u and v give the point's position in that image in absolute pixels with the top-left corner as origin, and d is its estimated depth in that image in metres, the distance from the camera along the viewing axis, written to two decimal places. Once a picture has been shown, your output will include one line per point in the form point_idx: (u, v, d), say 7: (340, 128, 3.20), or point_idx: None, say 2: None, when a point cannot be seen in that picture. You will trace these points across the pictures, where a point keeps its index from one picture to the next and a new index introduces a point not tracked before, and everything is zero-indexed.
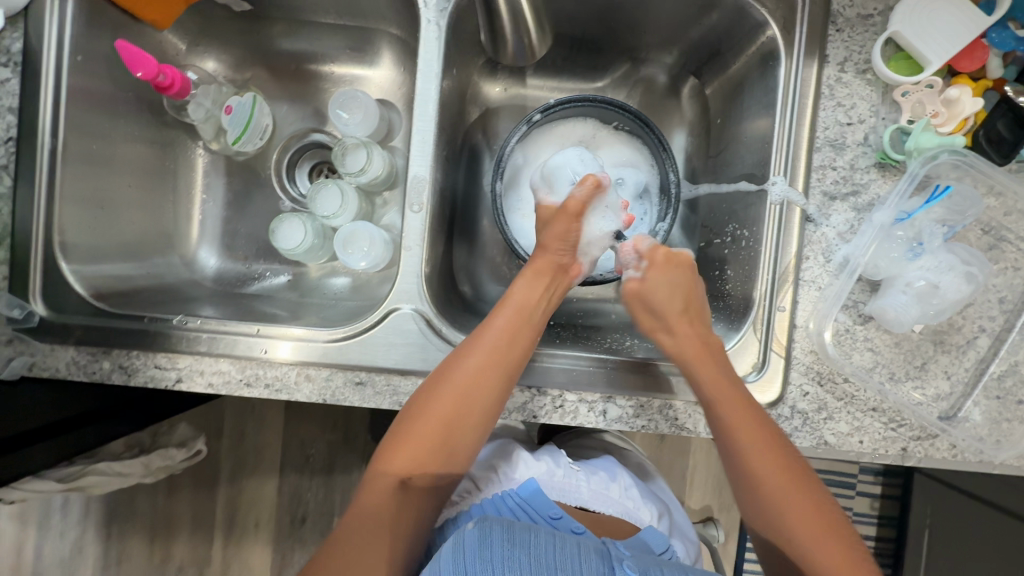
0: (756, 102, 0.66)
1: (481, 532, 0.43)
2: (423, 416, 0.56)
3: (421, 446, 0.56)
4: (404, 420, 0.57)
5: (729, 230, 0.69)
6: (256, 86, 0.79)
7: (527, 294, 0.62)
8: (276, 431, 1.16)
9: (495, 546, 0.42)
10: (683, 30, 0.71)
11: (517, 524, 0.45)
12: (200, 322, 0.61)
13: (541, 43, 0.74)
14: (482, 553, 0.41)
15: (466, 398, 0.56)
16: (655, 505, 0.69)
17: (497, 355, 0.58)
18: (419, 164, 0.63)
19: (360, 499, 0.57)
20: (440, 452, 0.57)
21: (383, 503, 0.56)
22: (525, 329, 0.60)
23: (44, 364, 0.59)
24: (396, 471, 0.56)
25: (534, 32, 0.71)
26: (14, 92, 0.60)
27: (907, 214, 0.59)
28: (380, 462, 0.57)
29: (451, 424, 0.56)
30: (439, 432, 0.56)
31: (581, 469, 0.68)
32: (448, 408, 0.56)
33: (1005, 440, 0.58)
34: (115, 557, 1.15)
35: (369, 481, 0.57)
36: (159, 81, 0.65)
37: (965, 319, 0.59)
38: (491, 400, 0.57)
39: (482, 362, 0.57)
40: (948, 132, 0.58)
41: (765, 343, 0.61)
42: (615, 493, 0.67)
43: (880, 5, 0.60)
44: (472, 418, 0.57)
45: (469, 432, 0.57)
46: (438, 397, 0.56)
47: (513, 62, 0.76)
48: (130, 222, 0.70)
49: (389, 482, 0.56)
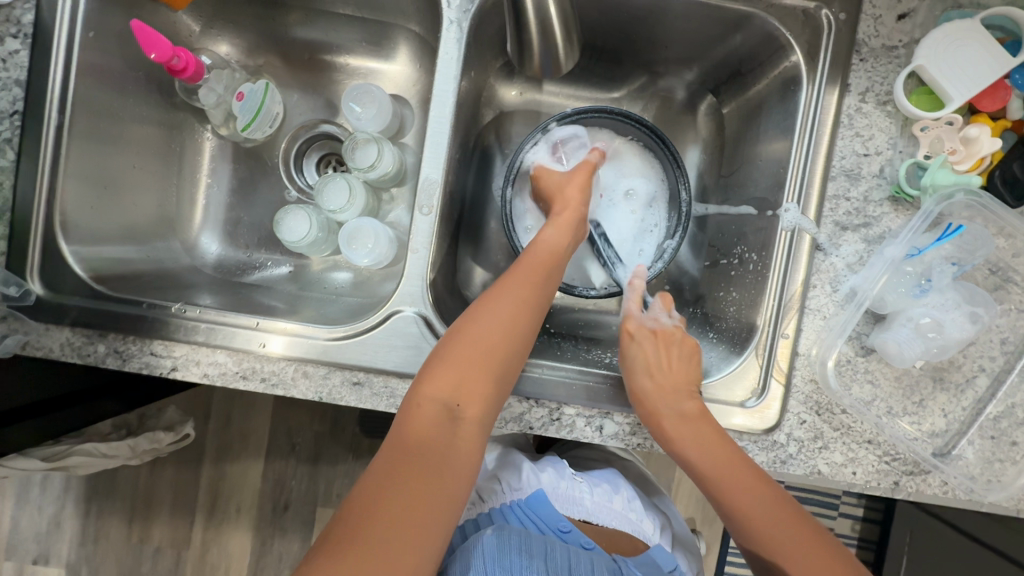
0: (774, 126, 0.66)
1: (499, 539, 0.51)
2: (467, 338, 0.56)
3: (464, 372, 0.54)
4: (445, 348, 0.55)
5: (736, 251, 0.69)
6: (269, 73, 0.78)
7: (556, 236, 0.64)
8: (266, 418, 1.15)
9: (512, 552, 0.48)
10: (705, 47, 0.70)
11: (534, 537, 0.51)
12: (199, 312, 0.60)
13: (567, 57, 0.73)
14: (502, 560, 0.48)
15: (509, 322, 0.58)
16: (658, 518, 0.70)
17: (531, 292, 0.60)
18: (430, 166, 0.62)
19: (404, 432, 0.51)
20: (486, 378, 0.54)
21: (432, 429, 0.52)
22: (553, 270, 0.62)
23: (38, 342, 0.58)
24: (444, 396, 0.53)
25: (562, 43, 0.70)
26: (23, 65, 0.59)
27: (918, 250, 0.58)
28: (421, 395, 0.53)
29: (497, 352, 0.56)
30: (488, 351, 0.55)
31: (585, 480, 0.69)
32: (489, 334, 0.56)
33: (996, 481, 0.59)
34: (96, 532, 1.15)
35: (409, 413, 0.52)
36: (173, 63, 0.63)
37: (966, 358, 0.59)
38: (528, 334, 0.58)
39: (520, 298, 0.59)
40: (964, 171, 0.58)
41: (766, 369, 0.61)
42: (618, 505, 0.67)
43: (905, 37, 0.59)
44: (513, 349, 0.57)
45: (510, 367, 0.56)
46: (481, 327, 0.56)
47: (539, 71, 0.75)
48: (132, 204, 0.69)
49: (438, 409, 0.53)
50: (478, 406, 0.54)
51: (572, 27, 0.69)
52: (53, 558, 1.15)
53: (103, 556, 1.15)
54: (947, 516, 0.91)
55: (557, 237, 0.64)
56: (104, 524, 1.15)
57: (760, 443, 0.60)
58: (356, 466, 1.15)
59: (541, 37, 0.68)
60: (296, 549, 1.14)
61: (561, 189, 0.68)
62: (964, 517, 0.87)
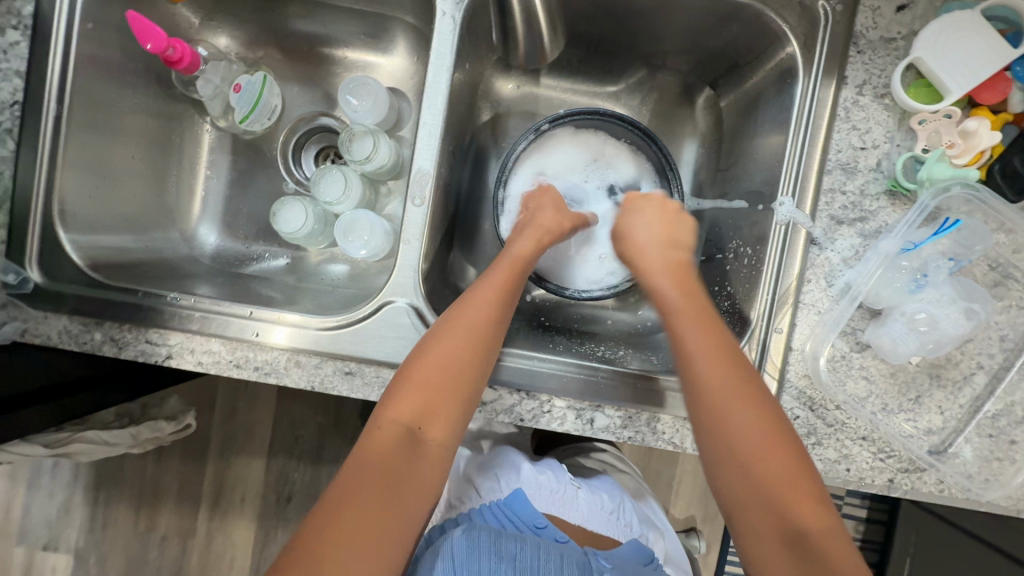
0: (771, 119, 0.65)
1: (469, 540, 0.50)
2: (427, 357, 0.54)
3: (426, 396, 0.53)
4: (405, 370, 0.54)
5: (732, 246, 0.69)
6: (267, 65, 0.79)
7: (523, 248, 0.62)
8: (266, 409, 1.16)
9: (483, 557, 0.47)
10: (702, 40, 0.69)
11: (504, 536, 0.50)
12: (194, 300, 0.61)
13: (553, 46, 0.74)
14: (470, 564, 0.47)
15: (472, 338, 0.55)
16: (650, 530, 0.70)
17: (496, 306, 0.58)
18: (424, 157, 0.62)
19: (362, 454, 0.51)
20: (448, 397, 0.54)
21: (392, 452, 0.51)
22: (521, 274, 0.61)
23: (37, 330, 0.59)
24: (402, 419, 0.52)
25: (546, 33, 0.72)
26: (23, 56, 0.60)
27: (914, 244, 0.57)
28: (383, 419, 0.53)
29: (460, 371, 0.54)
30: (449, 373, 0.54)
31: (583, 487, 0.69)
32: (450, 353, 0.54)
33: (994, 479, 0.58)
34: (102, 520, 1.17)
35: (371, 437, 0.52)
36: (169, 54, 0.64)
37: (964, 355, 0.58)
38: (492, 345, 0.56)
39: (488, 309, 0.57)
40: (963, 164, 0.57)
41: (759, 364, 0.61)
42: (612, 514, 0.67)
43: (904, 29, 0.59)
44: (478, 364, 0.55)
45: (474, 384, 0.55)
46: (447, 341, 0.55)
47: (524, 65, 0.77)
48: (131, 193, 0.70)
49: (396, 431, 0.52)
50: (439, 428, 0.53)
51: (558, 17, 0.70)
52: (60, 545, 1.17)
53: (110, 544, 1.17)
54: (948, 513, 0.90)
55: (529, 246, 0.62)
56: (111, 513, 1.17)
57: None
58: None
59: (525, 24, 0.70)
60: None
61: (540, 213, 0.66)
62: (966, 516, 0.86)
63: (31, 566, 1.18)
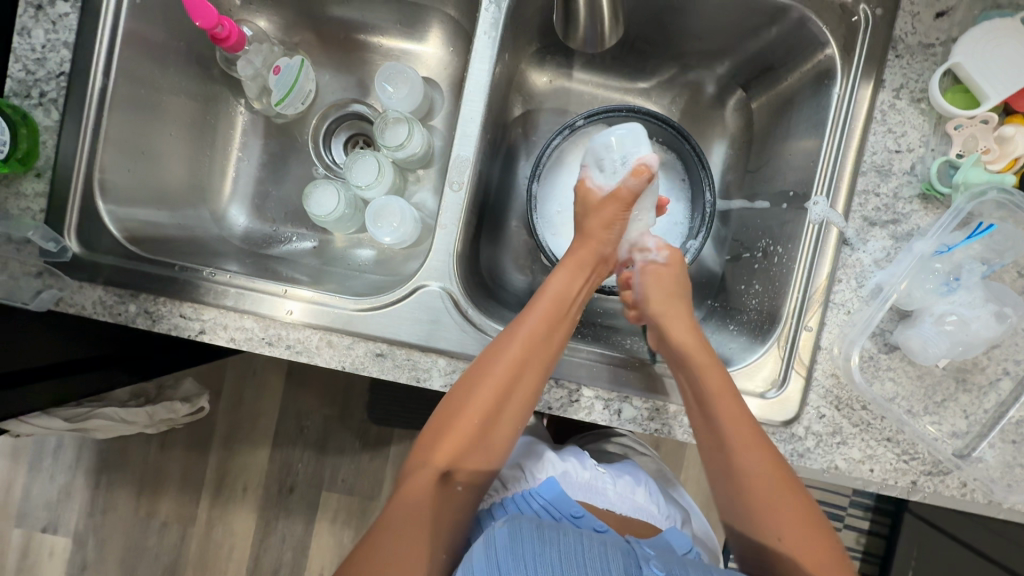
0: (804, 121, 0.66)
1: (511, 530, 0.48)
2: (468, 400, 0.56)
3: (464, 439, 0.56)
4: (444, 409, 0.57)
5: (761, 245, 0.69)
6: (304, 50, 0.80)
7: (566, 284, 0.62)
8: (277, 397, 1.16)
9: (527, 541, 0.46)
10: (738, 41, 0.70)
11: (546, 523, 0.48)
12: (229, 277, 0.61)
13: (612, 33, 0.69)
14: (514, 551, 0.45)
15: (513, 384, 0.57)
16: (679, 512, 0.70)
17: (538, 348, 0.58)
18: (462, 145, 0.62)
19: (403, 493, 0.56)
20: (483, 439, 0.57)
21: (430, 492, 0.55)
22: (566, 317, 0.61)
23: (72, 299, 0.59)
24: (439, 461, 0.56)
25: (608, 20, 0.66)
26: (72, 28, 0.60)
27: (947, 247, 0.58)
28: (423, 456, 0.57)
29: (494, 413, 0.57)
30: (484, 417, 0.56)
31: (608, 472, 0.69)
32: (488, 395, 0.56)
33: (1016, 485, 0.58)
34: (104, 504, 1.17)
35: (411, 475, 0.57)
36: (217, 32, 0.65)
37: (990, 360, 0.58)
38: (535, 387, 0.58)
39: (525, 354, 0.57)
40: (998, 170, 0.58)
41: (788, 360, 0.61)
42: (641, 498, 0.67)
43: (943, 35, 0.59)
44: (521, 404, 0.58)
45: (513, 421, 0.58)
46: (485, 383, 0.56)
47: (583, 48, 0.72)
48: (167, 171, 0.70)
49: (432, 472, 0.56)
50: (472, 465, 0.57)
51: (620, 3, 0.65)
52: (60, 527, 1.17)
53: (111, 527, 1.17)
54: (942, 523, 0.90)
55: (572, 283, 0.63)
56: (114, 496, 1.17)
57: (778, 435, 0.60)
58: (362, 452, 1.16)
59: (588, 14, 0.65)
60: (299, 532, 1.15)
61: (587, 217, 0.65)
62: (958, 526, 0.86)
63: (29, 547, 1.17)
